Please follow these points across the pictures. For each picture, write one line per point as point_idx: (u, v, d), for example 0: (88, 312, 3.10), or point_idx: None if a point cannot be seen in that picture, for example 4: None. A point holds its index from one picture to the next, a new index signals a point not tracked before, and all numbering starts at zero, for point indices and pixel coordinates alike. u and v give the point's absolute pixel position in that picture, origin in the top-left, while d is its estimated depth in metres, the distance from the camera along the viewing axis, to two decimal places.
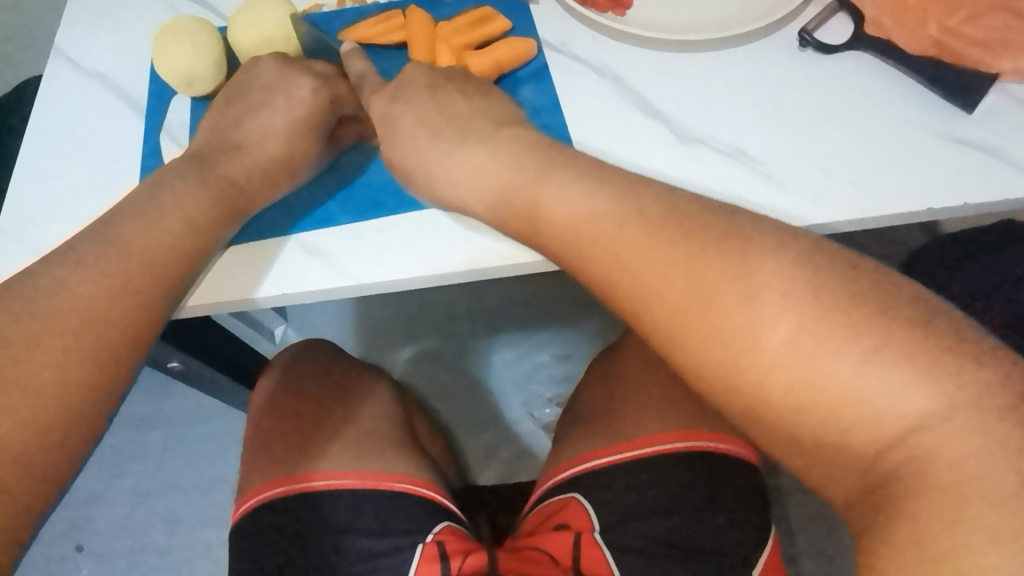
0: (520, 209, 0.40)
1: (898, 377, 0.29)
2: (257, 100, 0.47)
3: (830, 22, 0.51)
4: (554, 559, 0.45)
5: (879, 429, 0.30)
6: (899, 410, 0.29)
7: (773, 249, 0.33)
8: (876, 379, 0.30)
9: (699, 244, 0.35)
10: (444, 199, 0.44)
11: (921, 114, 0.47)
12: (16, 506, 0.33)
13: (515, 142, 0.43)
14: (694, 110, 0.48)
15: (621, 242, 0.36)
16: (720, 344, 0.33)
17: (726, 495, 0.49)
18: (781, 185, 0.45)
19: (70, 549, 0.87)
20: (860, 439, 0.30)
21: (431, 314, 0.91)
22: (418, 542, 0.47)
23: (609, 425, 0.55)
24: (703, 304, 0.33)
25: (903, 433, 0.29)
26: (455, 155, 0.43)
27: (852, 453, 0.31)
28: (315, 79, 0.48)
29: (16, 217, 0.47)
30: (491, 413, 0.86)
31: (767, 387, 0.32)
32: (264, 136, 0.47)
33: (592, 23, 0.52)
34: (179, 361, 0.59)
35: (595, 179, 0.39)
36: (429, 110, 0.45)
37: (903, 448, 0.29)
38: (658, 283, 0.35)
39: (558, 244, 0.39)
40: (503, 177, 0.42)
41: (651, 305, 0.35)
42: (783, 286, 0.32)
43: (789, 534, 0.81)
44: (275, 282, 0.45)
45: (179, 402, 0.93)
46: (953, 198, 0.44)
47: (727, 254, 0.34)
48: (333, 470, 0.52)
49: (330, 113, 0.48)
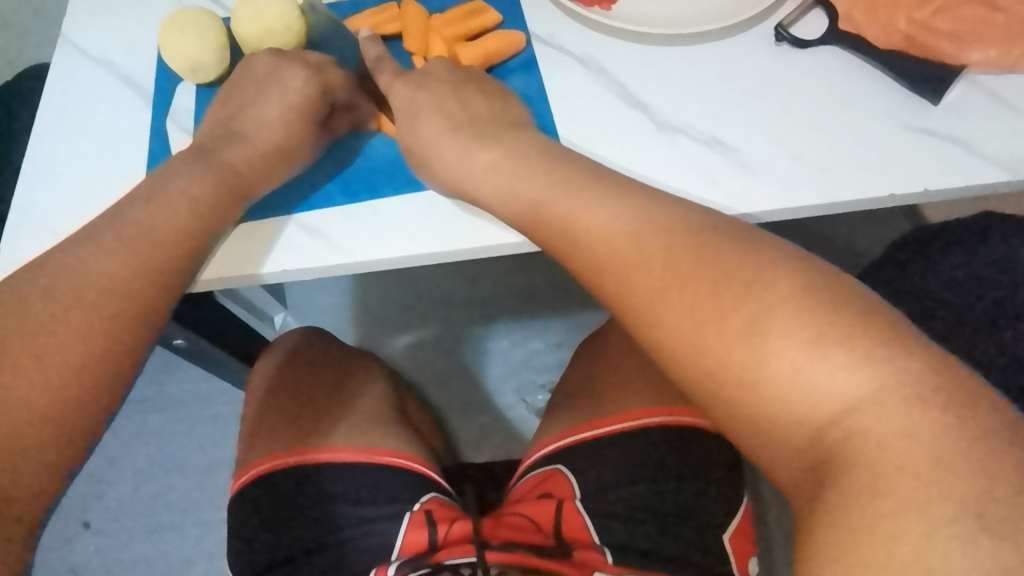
0: (516, 195, 0.43)
1: (854, 348, 0.31)
2: (254, 90, 0.50)
3: (807, 17, 0.53)
4: (536, 525, 0.48)
5: (825, 403, 0.31)
6: (843, 385, 0.31)
7: (750, 237, 0.37)
8: (834, 350, 0.31)
9: (671, 229, 0.37)
10: (449, 175, 0.46)
11: (890, 106, 0.49)
12: (38, 468, 0.36)
13: (522, 138, 0.46)
14: (674, 101, 0.51)
15: (599, 230, 0.39)
16: (698, 312, 0.35)
17: (702, 464, 0.52)
18: (753, 172, 0.47)
19: (78, 526, 0.90)
20: (815, 403, 0.31)
21: (427, 301, 0.94)
22: (406, 511, 0.50)
23: (594, 402, 0.57)
24: (678, 278, 0.36)
25: (849, 402, 0.31)
26: (470, 150, 0.46)
27: (807, 420, 0.31)
28: (307, 69, 0.49)
29: (30, 200, 0.50)
30: (485, 397, 0.89)
31: (732, 361, 0.33)
32: (261, 125, 0.49)
33: (579, 17, 0.54)
34: (184, 339, 0.62)
35: (590, 174, 0.42)
36: (446, 100, 0.49)
37: (847, 422, 0.31)
38: (635, 263, 0.37)
39: (544, 227, 0.42)
40: (506, 161, 0.45)
41: (625, 281, 0.37)
42: (752, 263, 0.35)
43: (761, 517, 0.83)
44: (279, 260, 0.47)
45: (183, 384, 0.96)
46: (914, 185, 0.46)
47: (699, 240, 0.37)
48: (336, 445, 0.55)
49: (323, 100, 0.50)
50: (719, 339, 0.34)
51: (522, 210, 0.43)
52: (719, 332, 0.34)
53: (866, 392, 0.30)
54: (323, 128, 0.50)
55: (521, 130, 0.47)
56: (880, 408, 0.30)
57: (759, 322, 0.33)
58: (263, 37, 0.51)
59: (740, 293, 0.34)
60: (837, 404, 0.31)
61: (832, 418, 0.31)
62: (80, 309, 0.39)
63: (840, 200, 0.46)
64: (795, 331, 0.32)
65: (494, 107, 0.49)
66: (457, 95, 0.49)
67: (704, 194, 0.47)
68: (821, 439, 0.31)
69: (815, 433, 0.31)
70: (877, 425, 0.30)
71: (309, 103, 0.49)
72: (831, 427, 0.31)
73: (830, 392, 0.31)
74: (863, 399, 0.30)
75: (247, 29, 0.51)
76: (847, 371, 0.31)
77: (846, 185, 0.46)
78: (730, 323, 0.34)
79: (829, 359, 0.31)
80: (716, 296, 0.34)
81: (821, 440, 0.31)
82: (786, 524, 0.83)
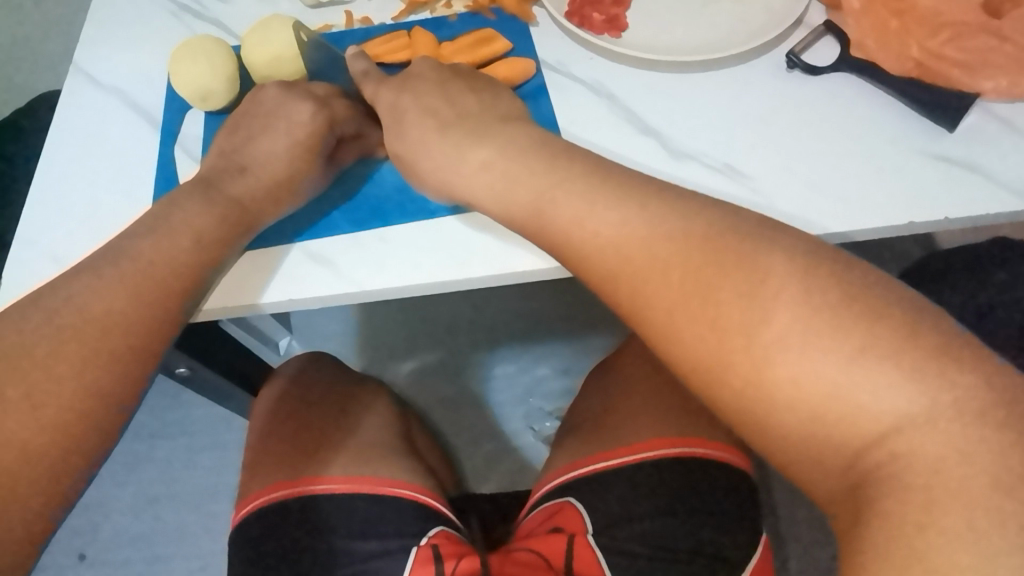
0: (523, 214, 0.42)
1: (884, 376, 0.30)
2: (260, 126, 0.49)
3: (818, 45, 0.53)
4: (547, 562, 0.46)
5: (859, 430, 0.30)
6: (879, 406, 0.30)
7: (771, 247, 0.34)
8: (865, 379, 0.30)
9: (693, 250, 0.35)
10: (454, 192, 0.46)
11: (905, 133, 0.48)
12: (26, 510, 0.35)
13: (519, 140, 0.44)
14: (686, 127, 0.50)
15: (609, 255, 0.38)
16: (725, 336, 0.33)
17: (718, 498, 0.50)
18: (767, 200, 0.47)
19: (72, 558, 0.88)
20: (861, 424, 0.30)
21: (433, 327, 0.93)
22: (412, 546, 0.48)
23: (604, 433, 0.56)
24: (705, 297, 0.34)
25: (896, 418, 0.29)
26: (470, 164, 0.44)
27: (852, 436, 0.30)
28: (314, 103, 0.49)
29: (35, 226, 0.50)
30: (491, 424, 0.87)
31: (750, 396, 0.32)
32: (268, 159, 0.48)
33: (590, 45, 0.54)
34: (186, 366, 0.61)
35: (597, 174, 0.40)
36: (439, 116, 0.47)
37: (885, 448, 0.30)
38: (648, 296, 0.36)
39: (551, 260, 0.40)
40: (509, 173, 0.43)
41: (643, 310, 0.36)
42: (782, 285, 0.32)
43: (782, 547, 0.81)
44: (276, 287, 0.47)
45: (184, 411, 0.94)
46: (934, 214, 0.45)
47: (726, 262, 0.34)
48: (335, 475, 0.53)
49: (330, 134, 0.49)
50: (747, 347, 0.32)
51: (524, 212, 0.42)
52: (749, 350, 0.32)
53: (915, 410, 0.29)
54: (329, 160, 0.50)
55: (515, 122, 0.46)
56: (928, 430, 0.29)
57: (789, 336, 0.32)
58: (272, 63, 0.51)
59: (761, 320, 0.32)
60: (883, 423, 0.30)
61: (878, 435, 0.30)
62: (81, 340, 0.39)
63: (858, 229, 0.45)
64: (834, 345, 0.31)
65: (483, 103, 0.48)
66: (444, 93, 0.48)
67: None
68: (863, 458, 0.30)
69: (857, 450, 0.30)
70: (925, 445, 0.29)
71: (316, 135, 0.49)
72: (875, 445, 0.30)
73: (877, 408, 0.30)
74: (913, 415, 0.29)
75: (257, 57, 0.52)
76: (894, 387, 0.29)
77: (864, 213, 0.45)
78: (763, 333, 0.32)
79: (874, 374, 0.30)
80: (747, 315, 0.33)
81: (864, 458, 0.30)
82: (810, 556, 0.81)
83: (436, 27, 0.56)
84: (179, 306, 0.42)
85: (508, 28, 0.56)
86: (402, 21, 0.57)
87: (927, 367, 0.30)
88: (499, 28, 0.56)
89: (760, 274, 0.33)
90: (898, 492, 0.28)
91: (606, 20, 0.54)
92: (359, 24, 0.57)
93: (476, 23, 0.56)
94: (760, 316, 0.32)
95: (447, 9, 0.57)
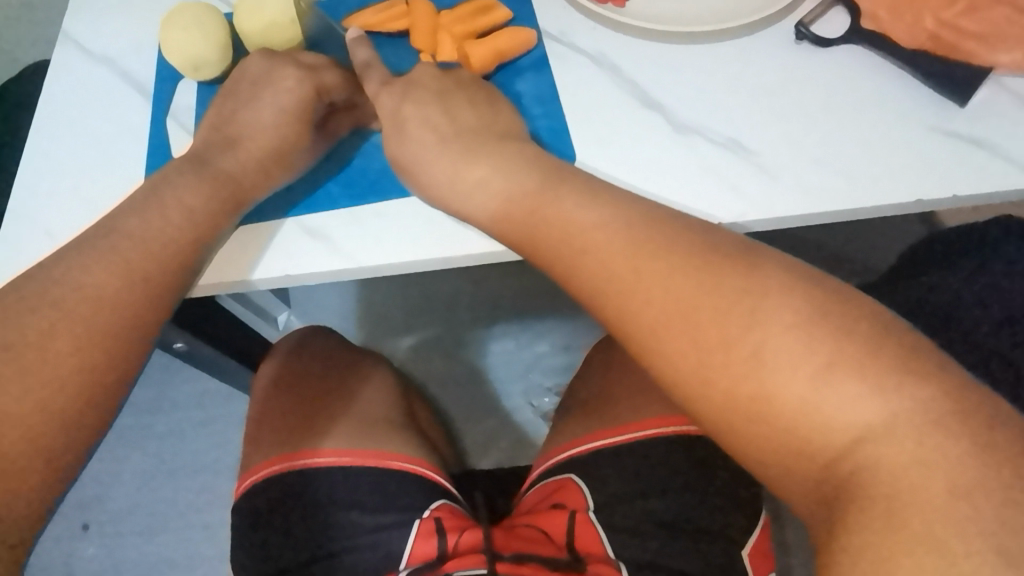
0: (521, 217, 0.41)
1: (851, 392, 0.30)
2: (247, 96, 0.48)
3: (828, 15, 0.51)
4: (549, 538, 0.47)
5: (851, 421, 0.30)
6: (845, 419, 0.30)
7: (777, 265, 0.34)
8: (832, 395, 0.30)
9: (699, 255, 0.35)
10: (448, 205, 0.44)
11: (914, 106, 0.47)
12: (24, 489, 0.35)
13: (520, 155, 0.43)
14: (689, 101, 0.49)
15: (603, 247, 0.37)
16: (723, 316, 0.33)
17: (713, 478, 0.50)
18: (771, 175, 0.46)
19: (76, 527, 0.89)
20: (826, 435, 0.30)
21: (431, 302, 0.93)
22: (415, 518, 0.49)
23: (603, 410, 0.56)
24: (699, 279, 0.34)
25: (861, 428, 0.29)
26: (459, 167, 0.44)
27: (840, 430, 0.30)
28: (300, 69, 0.48)
29: (26, 199, 0.49)
30: (490, 399, 0.88)
31: (742, 384, 0.32)
32: (255, 129, 0.47)
33: (593, 15, 0.52)
34: (184, 341, 0.61)
35: (588, 192, 0.40)
36: (436, 114, 0.46)
37: (855, 456, 0.29)
38: (651, 282, 0.35)
39: (554, 239, 0.39)
40: (507, 189, 0.42)
41: (636, 291, 0.35)
42: (787, 296, 0.32)
43: (780, 524, 0.82)
44: (259, 265, 0.46)
45: (183, 385, 0.95)
46: (942, 191, 0.44)
47: (728, 263, 0.34)
48: (335, 447, 0.53)
49: (317, 103, 0.48)
50: (738, 326, 0.32)
51: (516, 231, 0.41)
52: (731, 342, 0.32)
53: (874, 419, 0.29)
54: (321, 132, 0.49)
55: (515, 141, 0.45)
56: (887, 439, 0.29)
57: (774, 346, 0.31)
58: (265, 31, 0.50)
59: (745, 322, 0.32)
60: (851, 431, 0.30)
61: (844, 447, 0.30)
62: (74, 318, 0.38)
63: (861, 207, 0.44)
64: (813, 341, 0.31)
65: (483, 120, 0.46)
66: (445, 105, 0.46)
67: (720, 199, 0.45)
68: (837, 464, 0.30)
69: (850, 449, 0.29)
70: (933, 446, 0.28)
71: (306, 107, 0.48)
72: (843, 457, 0.30)
73: (842, 419, 0.30)
74: (873, 425, 0.29)
75: (250, 25, 0.50)
76: (860, 402, 0.29)
77: (870, 190, 0.45)
78: (747, 312, 0.32)
79: (839, 387, 0.30)
80: (732, 296, 0.33)
81: (848, 456, 0.30)
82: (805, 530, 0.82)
83: None
84: (173, 283, 0.42)
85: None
86: None
87: (916, 362, 0.30)
88: None
89: (750, 287, 0.33)
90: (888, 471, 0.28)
91: None
92: None
93: None
94: (745, 323, 0.32)
95: None
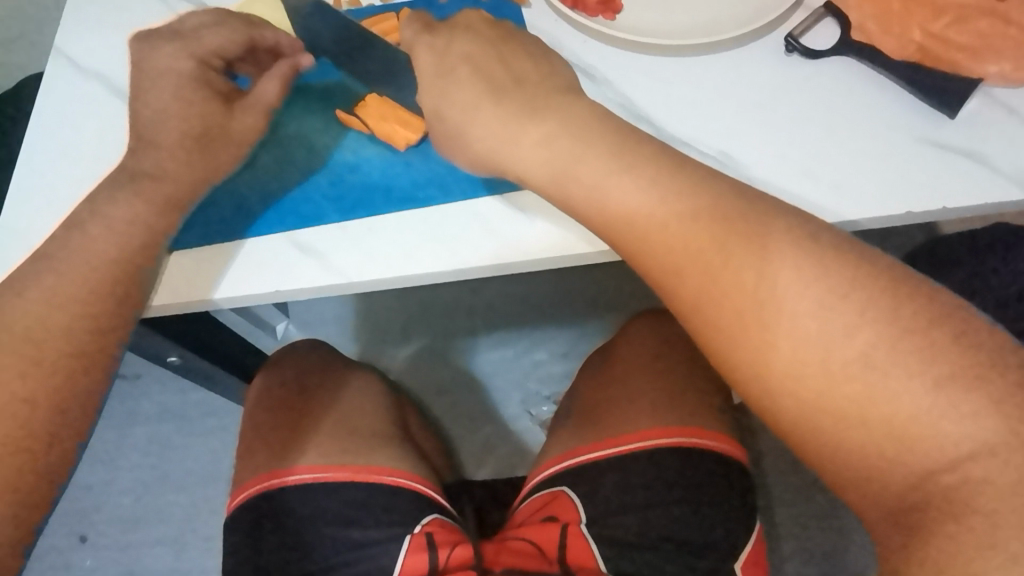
0: (575, 194, 0.40)
1: (965, 407, 0.30)
2: (152, 76, 0.48)
3: (817, 27, 0.51)
4: (541, 550, 0.47)
5: (936, 454, 0.30)
6: (959, 439, 0.30)
7: (793, 251, 0.34)
8: (943, 407, 0.30)
9: (741, 235, 0.35)
10: (504, 169, 0.43)
11: (906, 118, 0.47)
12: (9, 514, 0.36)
13: (579, 110, 0.41)
14: (681, 114, 0.49)
15: (667, 237, 0.37)
16: (755, 330, 0.34)
17: (703, 488, 0.50)
18: (761, 188, 0.46)
19: (73, 540, 0.88)
20: (937, 449, 0.30)
21: (430, 311, 0.92)
22: (406, 533, 0.49)
23: (595, 422, 0.56)
24: (720, 276, 0.35)
25: (975, 446, 0.30)
26: (518, 124, 0.41)
27: (930, 461, 0.30)
28: (175, 42, 0.48)
29: (19, 218, 0.49)
30: (486, 407, 0.87)
31: (831, 398, 0.32)
32: (161, 114, 0.47)
33: (582, 27, 0.52)
34: (178, 355, 0.61)
35: (660, 155, 0.39)
36: (490, 63, 0.44)
37: (956, 473, 0.30)
38: (711, 281, 0.35)
39: (612, 230, 0.39)
40: (565, 154, 0.40)
41: (695, 286, 0.36)
42: (817, 293, 0.33)
43: (773, 533, 0.82)
44: (239, 281, 0.46)
45: (179, 397, 0.94)
46: (933, 203, 0.44)
47: (753, 247, 0.35)
48: (308, 464, 0.53)
49: (209, 71, 0.48)
50: (775, 342, 0.33)
51: (566, 198, 0.40)
52: (786, 345, 0.33)
53: (995, 438, 0.29)
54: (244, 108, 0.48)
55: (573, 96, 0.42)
56: (1004, 460, 0.29)
57: (874, 356, 0.31)
58: None
59: (782, 309, 0.33)
60: (961, 449, 0.30)
61: (953, 462, 0.30)
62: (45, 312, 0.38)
63: (852, 217, 0.45)
64: (920, 370, 0.31)
65: (537, 71, 0.44)
66: (501, 55, 0.44)
67: (800, 184, 0.46)
68: (929, 481, 0.31)
69: (936, 470, 0.30)
70: (998, 474, 0.29)
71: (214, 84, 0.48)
72: (945, 471, 0.30)
73: (956, 437, 0.30)
74: (994, 444, 0.29)
75: None
76: (974, 418, 0.30)
77: (862, 203, 0.45)
78: (793, 320, 0.33)
79: (955, 403, 0.30)
80: (762, 299, 0.34)
81: (929, 482, 0.31)
82: (804, 539, 0.81)
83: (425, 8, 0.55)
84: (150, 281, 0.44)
85: (500, 10, 0.54)
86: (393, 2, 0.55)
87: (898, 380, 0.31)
88: (490, 9, 0.54)
89: (762, 296, 0.34)
90: (929, 482, 0.31)
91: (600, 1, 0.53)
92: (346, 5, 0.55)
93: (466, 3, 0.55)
94: (767, 334, 0.34)
95: None
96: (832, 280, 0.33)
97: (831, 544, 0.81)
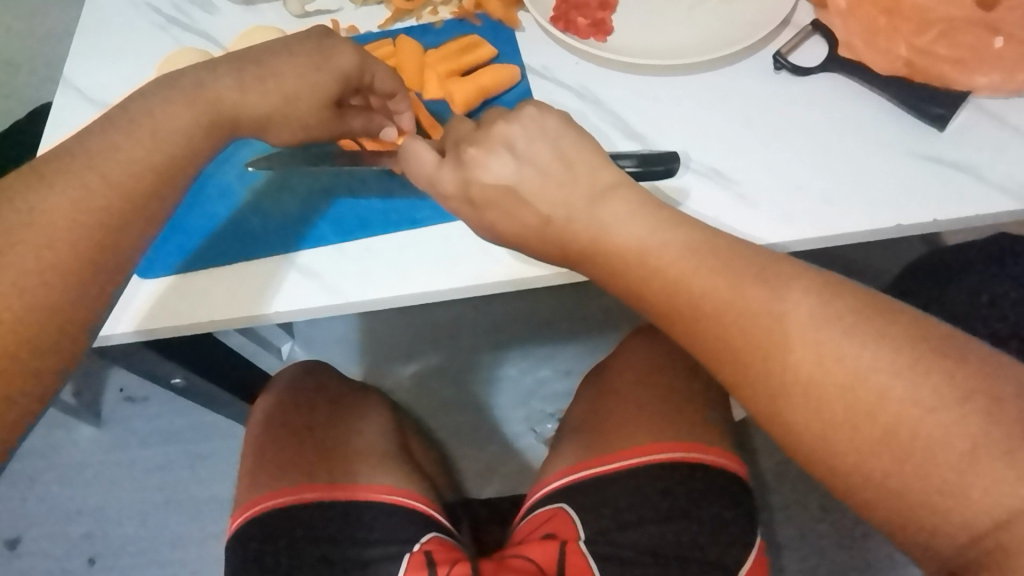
0: (583, 251, 0.39)
1: (996, 476, 0.29)
2: None
3: (806, 45, 0.52)
4: (540, 568, 0.47)
5: (972, 519, 0.30)
6: (987, 503, 0.29)
7: (791, 285, 0.35)
8: (946, 461, 0.30)
9: (738, 273, 0.35)
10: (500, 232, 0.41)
11: (896, 133, 0.48)
12: None
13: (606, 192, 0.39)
14: (671, 132, 0.50)
15: (666, 276, 0.36)
16: (750, 365, 0.34)
17: (700, 506, 0.49)
18: (753, 205, 0.46)
19: (83, 561, 0.89)
20: (969, 514, 0.30)
21: (432, 331, 0.93)
22: (406, 551, 0.49)
23: (595, 437, 0.56)
24: (726, 314, 0.35)
25: (1007, 512, 0.29)
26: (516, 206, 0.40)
27: (964, 525, 0.30)
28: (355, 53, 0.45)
29: None
30: (490, 425, 0.87)
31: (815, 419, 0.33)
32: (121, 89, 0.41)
33: (574, 49, 0.53)
34: (182, 377, 0.62)
35: (665, 217, 0.38)
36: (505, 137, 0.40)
37: (993, 538, 0.29)
38: (710, 318, 0.35)
39: (619, 283, 0.38)
40: (587, 229, 0.38)
41: (699, 334, 0.36)
42: (813, 331, 0.33)
43: (777, 550, 0.80)
44: (241, 303, 0.47)
45: (185, 417, 0.95)
46: (924, 216, 0.45)
47: (758, 284, 0.35)
48: (380, 484, 0.54)
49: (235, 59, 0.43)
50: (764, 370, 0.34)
51: (591, 266, 0.39)
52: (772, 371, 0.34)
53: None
54: (227, 80, 0.42)
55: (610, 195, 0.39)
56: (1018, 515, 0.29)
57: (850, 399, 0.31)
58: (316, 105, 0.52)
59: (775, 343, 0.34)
60: (995, 512, 0.29)
61: (990, 527, 0.29)
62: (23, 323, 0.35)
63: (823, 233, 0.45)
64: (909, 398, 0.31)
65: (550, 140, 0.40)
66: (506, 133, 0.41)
67: (734, 212, 0.46)
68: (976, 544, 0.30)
69: (971, 536, 0.30)
70: None
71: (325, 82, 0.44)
72: (983, 536, 0.30)
73: (985, 502, 0.30)
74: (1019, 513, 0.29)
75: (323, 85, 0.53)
76: (1009, 486, 0.29)
77: (851, 217, 0.45)
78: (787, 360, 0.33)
79: (983, 471, 0.30)
80: (753, 327, 0.34)
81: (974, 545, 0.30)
82: (807, 555, 0.80)
83: (422, 34, 0.56)
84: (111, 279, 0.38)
85: (494, 33, 0.55)
86: (388, 29, 0.56)
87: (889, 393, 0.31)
88: (485, 32, 0.55)
89: (758, 314, 0.34)
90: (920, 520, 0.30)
91: (591, 23, 0.54)
92: (345, 32, 0.57)
93: (460, 28, 0.56)
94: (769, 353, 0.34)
95: (433, 17, 0.57)
96: (815, 303, 0.34)
97: (836, 562, 0.79)
